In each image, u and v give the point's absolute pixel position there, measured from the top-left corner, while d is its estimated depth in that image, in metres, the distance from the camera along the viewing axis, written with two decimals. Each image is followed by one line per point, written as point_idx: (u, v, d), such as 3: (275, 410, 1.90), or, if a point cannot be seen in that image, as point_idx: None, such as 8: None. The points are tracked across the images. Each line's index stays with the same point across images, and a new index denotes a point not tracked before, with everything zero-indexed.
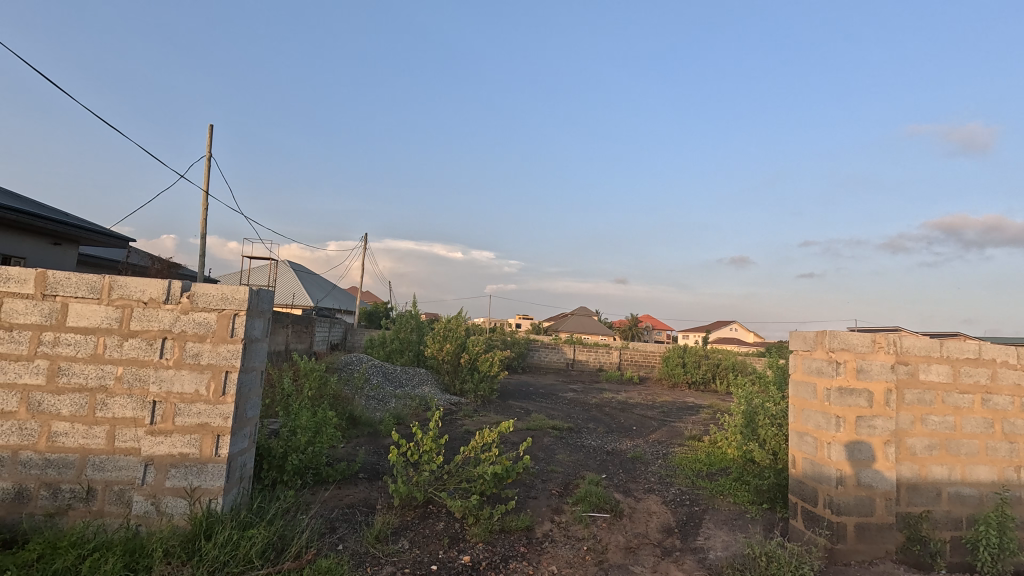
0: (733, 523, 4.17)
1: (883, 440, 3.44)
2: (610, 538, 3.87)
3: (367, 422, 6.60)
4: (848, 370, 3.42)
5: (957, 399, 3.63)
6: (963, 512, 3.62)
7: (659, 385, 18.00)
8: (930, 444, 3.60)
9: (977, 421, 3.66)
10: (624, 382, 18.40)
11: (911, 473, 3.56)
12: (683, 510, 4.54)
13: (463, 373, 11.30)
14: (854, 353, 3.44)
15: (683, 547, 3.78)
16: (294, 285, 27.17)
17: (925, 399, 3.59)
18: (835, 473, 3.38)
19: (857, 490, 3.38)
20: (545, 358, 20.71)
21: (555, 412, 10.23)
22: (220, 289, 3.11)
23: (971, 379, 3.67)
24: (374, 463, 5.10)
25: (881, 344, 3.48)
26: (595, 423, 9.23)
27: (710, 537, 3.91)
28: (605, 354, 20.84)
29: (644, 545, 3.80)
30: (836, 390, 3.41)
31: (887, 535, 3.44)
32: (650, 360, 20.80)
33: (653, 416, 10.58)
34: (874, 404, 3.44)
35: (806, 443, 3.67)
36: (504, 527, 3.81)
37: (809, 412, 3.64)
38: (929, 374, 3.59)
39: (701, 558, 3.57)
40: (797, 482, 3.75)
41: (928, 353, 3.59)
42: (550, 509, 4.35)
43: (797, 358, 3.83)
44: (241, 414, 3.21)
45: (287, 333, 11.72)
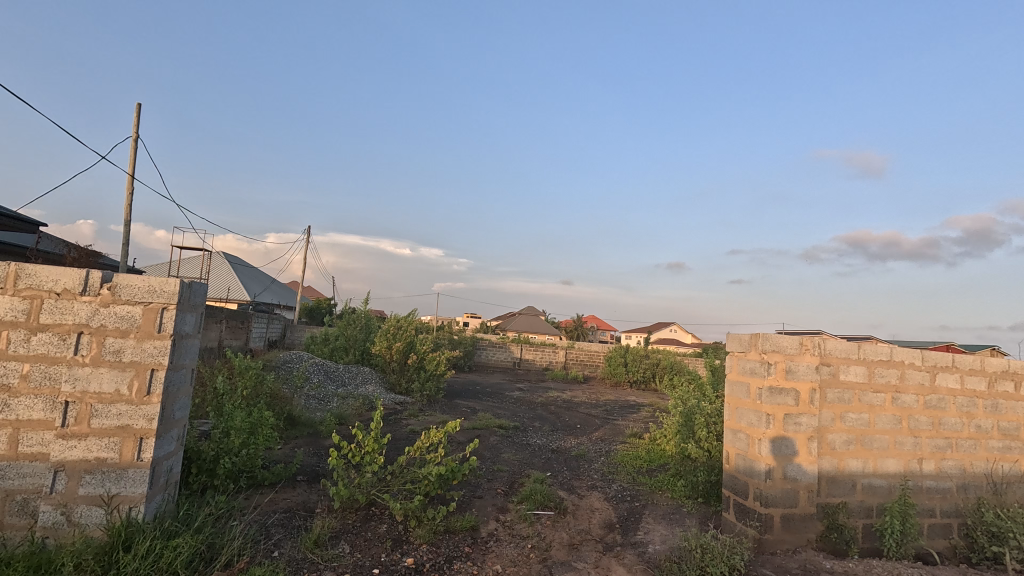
0: (670, 517, 4.33)
1: (807, 436, 3.68)
2: (554, 535, 3.92)
3: (307, 423, 6.36)
4: (778, 371, 3.65)
5: (871, 397, 3.95)
6: (874, 501, 3.92)
7: (603, 384, 18.52)
8: (848, 440, 3.88)
9: (887, 418, 4.00)
10: (569, 381, 18.79)
11: (830, 466, 3.83)
12: (624, 506, 4.68)
13: (410, 372, 11.11)
14: (783, 354, 3.67)
15: (624, 542, 3.88)
16: (229, 279, 25.73)
17: (844, 398, 3.88)
18: (764, 467, 3.59)
19: (782, 483, 3.60)
20: (493, 357, 20.74)
21: (501, 411, 10.30)
22: (146, 280, 2.88)
23: (883, 380, 4.00)
24: (313, 465, 4.92)
25: (808, 347, 3.72)
26: (541, 422, 9.36)
27: (649, 532, 4.03)
28: (551, 353, 21.14)
29: (587, 541, 3.89)
30: (767, 389, 3.63)
31: (809, 525, 3.68)
32: (594, 360, 21.38)
33: (596, 414, 10.86)
34: (800, 402, 3.67)
35: (738, 440, 3.88)
36: (449, 527, 3.78)
37: (742, 410, 3.85)
38: (848, 374, 3.88)
39: (641, 551, 3.69)
40: (730, 476, 3.96)
41: (847, 355, 3.88)
42: (495, 508, 4.35)
43: (733, 358, 4.03)
44: (168, 414, 3.00)
45: (220, 328, 11.06)
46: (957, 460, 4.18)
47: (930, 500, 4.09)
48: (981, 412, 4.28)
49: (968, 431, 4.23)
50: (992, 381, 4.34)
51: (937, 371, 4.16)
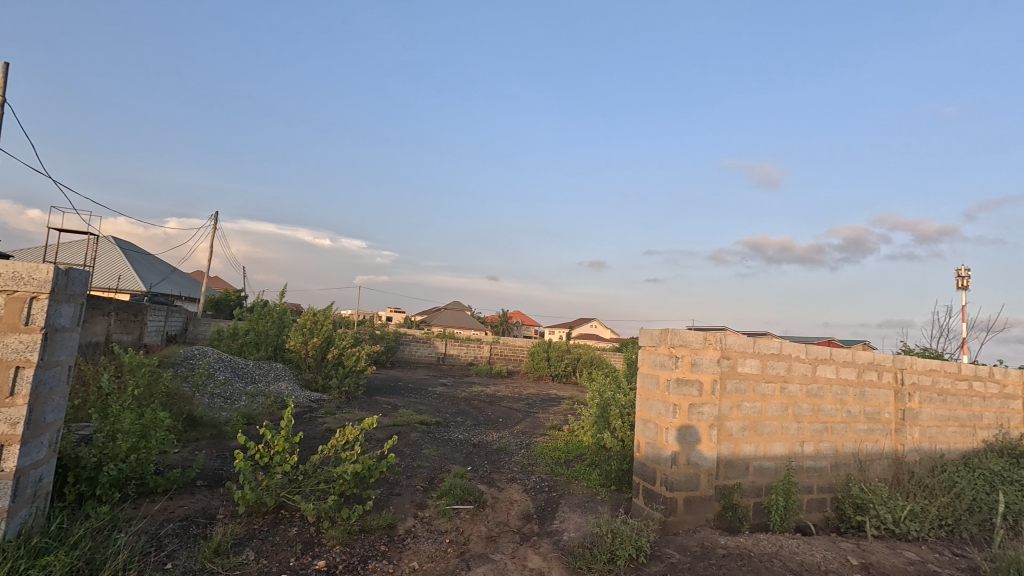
0: (584, 505, 4.51)
1: (708, 424, 3.98)
2: (472, 528, 3.94)
3: (210, 423, 5.90)
4: (684, 364, 3.91)
5: (763, 387, 4.34)
6: (763, 481, 4.32)
7: (526, 378, 18.86)
8: (743, 426, 4.25)
9: (776, 405, 4.42)
10: (493, 376, 18.94)
11: (728, 451, 4.17)
12: (542, 497, 4.81)
13: (327, 368, 10.66)
14: (689, 348, 3.94)
15: (541, 531, 3.99)
16: (120, 267, 23.21)
17: (741, 388, 4.24)
18: (670, 454, 3.84)
19: (686, 468, 3.87)
20: (416, 352, 20.41)
21: (424, 406, 10.17)
22: (10, 265, 2.53)
23: (774, 371, 4.41)
24: (216, 468, 4.57)
25: (711, 341, 4.02)
26: (463, 417, 9.36)
27: (565, 520, 4.17)
28: (476, 348, 21.17)
29: (504, 532, 3.95)
30: (674, 381, 3.87)
31: (708, 506, 3.98)
32: (518, 355, 21.70)
33: (518, 408, 11.04)
34: (703, 393, 3.96)
35: (648, 429, 4.11)
36: (364, 527, 3.68)
37: (652, 401, 4.09)
38: (744, 366, 4.24)
39: (556, 539, 3.80)
40: (640, 464, 4.19)
41: (744, 349, 4.24)
42: (413, 505, 4.30)
43: (645, 352, 4.26)
44: (37, 417, 2.65)
45: (108, 321, 9.96)
46: (831, 441, 4.71)
47: (809, 478, 4.58)
48: (852, 398, 4.85)
49: (841, 415, 4.78)
50: (861, 371, 4.92)
51: (817, 363, 4.66)
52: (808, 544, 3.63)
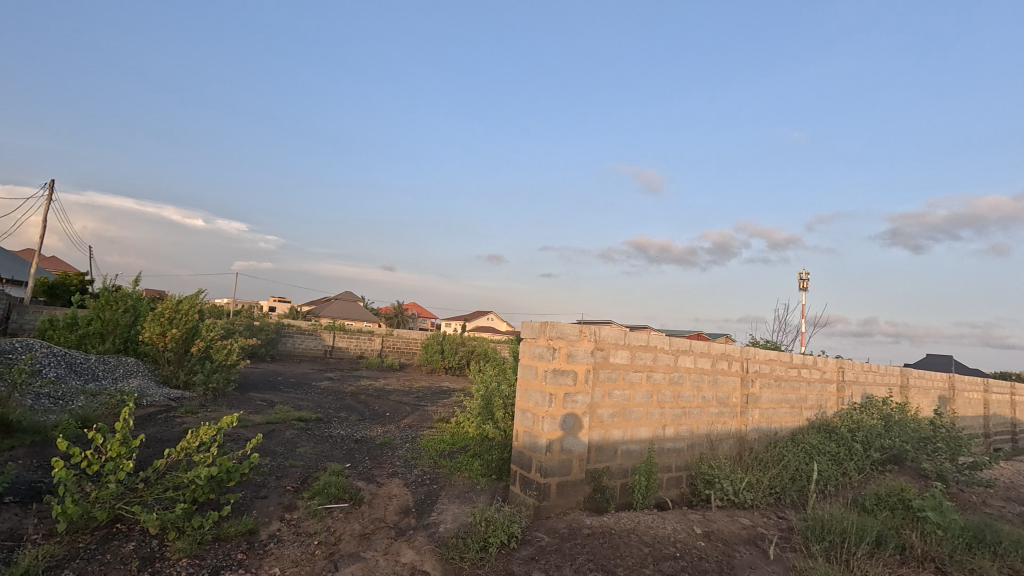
0: (464, 496, 4.55)
1: (581, 412, 4.20)
2: (345, 527, 3.79)
3: (29, 429, 5.00)
4: (561, 355, 4.08)
5: (631, 376, 4.69)
6: (629, 463, 4.67)
7: (419, 371, 18.58)
8: (613, 413, 4.55)
9: (643, 393, 4.79)
10: (384, 369, 18.39)
11: (598, 436, 4.44)
12: (422, 490, 4.76)
13: (191, 363, 9.58)
14: (566, 340, 4.12)
15: (417, 525, 3.94)
16: None
17: (612, 377, 4.53)
18: (545, 442, 3.99)
19: (559, 454, 4.05)
20: (300, 345, 19.14)
21: (304, 402, 9.56)
22: None
23: (641, 361, 4.78)
24: (32, 481, 3.89)
25: (586, 334, 4.25)
26: (347, 412, 8.97)
27: (442, 512, 4.17)
28: (367, 340, 20.39)
29: (379, 529, 3.85)
30: (551, 371, 4.02)
31: (579, 489, 4.21)
32: (411, 347, 21.30)
33: (408, 402, 10.83)
34: (577, 382, 4.17)
35: (526, 418, 4.24)
36: (219, 535, 3.36)
37: (530, 391, 4.21)
38: (616, 357, 4.54)
39: (432, 532, 3.78)
40: (518, 452, 4.31)
41: (616, 341, 4.53)
42: (280, 507, 4.01)
43: (525, 343, 4.37)
44: None
45: None
46: (688, 424, 5.22)
47: (669, 458, 5.03)
48: (706, 385, 5.42)
49: (697, 401, 5.31)
50: (714, 361, 5.51)
51: (679, 354, 5.13)
52: (662, 519, 4.00)
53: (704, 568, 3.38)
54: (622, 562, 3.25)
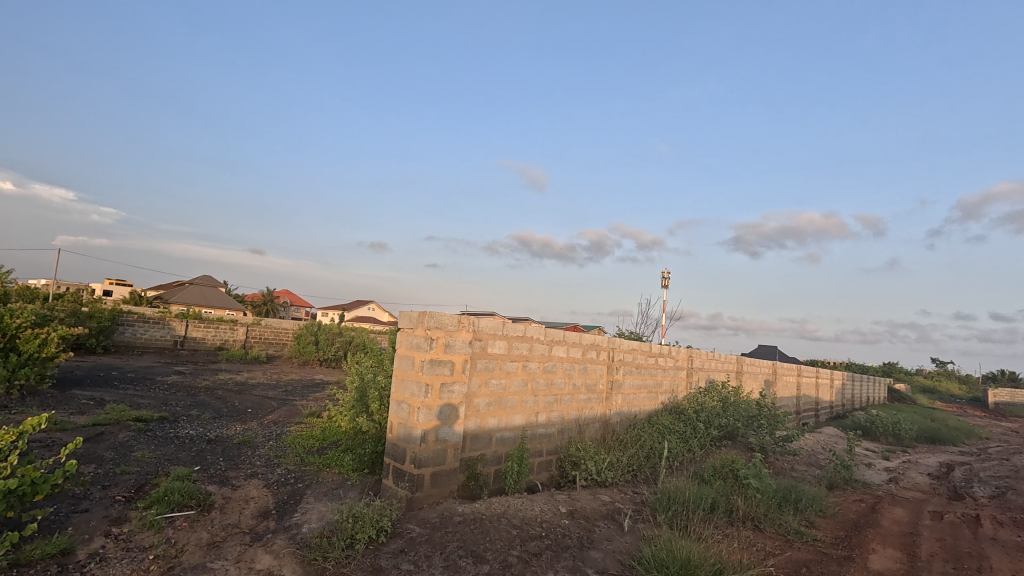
0: (332, 493, 4.33)
1: (457, 401, 4.21)
2: (189, 537, 3.38)
3: None
4: (438, 345, 4.05)
5: (508, 366, 4.81)
6: (503, 450, 4.80)
7: (289, 363, 17.27)
8: (489, 402, 4.63)
9: (518, 382, 4.95)
10: (248, 362, 16.78)
11: (474, 425, 4.49)
12: (285, 490, 4.43)
13: None
14: (444, 331, 4.10)
15: (277, 528, 3.66)
16: None
17: (489, 367, 4.61)
18: (419, 433, 3.94)
19: (434, 445, 4.03)
20: (142, 335, 16.68)
21: (145, 400, 8.36)
22: None
23: (518, 351, 4.93)
24: None
25: (465, 324, 4.27)
26: (200, 409, 8.02)
27: (307, 512, 3.92)
28: (228, 330, 18.42)
29: (232, 535, 3.50)
30: (428, 362, 3.97)
31: (453, 478, 4.23)
32: (281, 338, 19.71)
33: (274, 396, 10.00)
34: (455, 372, 4.17)
35: (401, 410, 4.15)
36: (18, 561, 2.80)
37: (406, 382, 4.12)
38: (493, 348, 4.63)
39: (293, 534, 3.54)
40: (391, 445, 4.21)
41: (494, 331, 4.62)
42: (105, 521, 3.46)
43: (402, 334, 4.25)
44: None
45: None
46: (559, 410, 5.51)
47: (541, 444, 5.27)
48: (576, 373, 5.76)
49: (568, 388, 5.63)
50: (585, 351, 5.88)
51: (553, 344, 5.38)
52: (531, 501, 4.18)
53: (567, 544, 3.60)
54: (491, 546, 3.34)
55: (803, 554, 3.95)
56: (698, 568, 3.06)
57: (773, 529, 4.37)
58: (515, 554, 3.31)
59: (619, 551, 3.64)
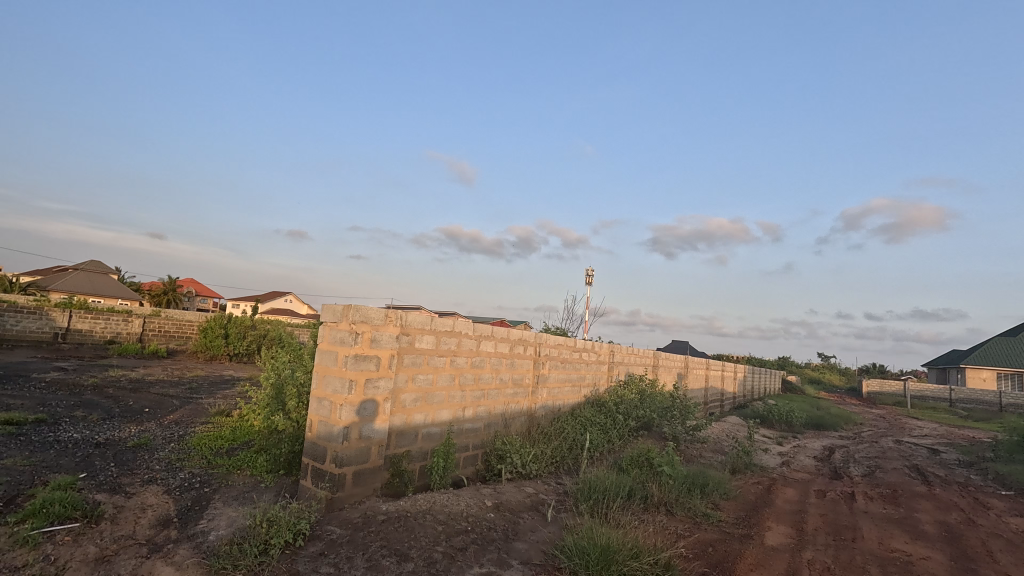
0: (243, 496, 4.06)
1: (382, 397, 4.10)
2: (73, 553, 3.02)
3: None
4: (364, 340, 3.91)
5: (436, 361, 4.76)
6: (429, 446, 4.74)
7: (193, 359, 15.92)
8: (415, 397, 4.55)
9: (445, 377, 4.90)
10: (144, 357, 15.26)
11: (400, 421, 4.40)
12: (189, 495, 4.09)
13: None
14: (370, 325, 3.97)
15: (179, 537, 3.37)
16: None
17: (416, 362, 4.53)
18: (342, 430, 3.79)
19: (357, 443, 3.90)
20: (13, 327, 14.64)
21: (16, 400, 7.34)
22: None
23: (446, 346, 4.88)
24: None
25: (392, 319, 4.16)
26: (86, 410, 7.18)
27: (214, 518, 3.64)
28: (121, 322, 16.64)
29: (126, 548, 3.18)
30: (352, 357, 3.83)
31: (377, 476, 4.12)
32: (185, 331, 18.12)
33: (175, 394, 9.17)
34: (381, 367, 4.06)
35: (322, 407, 3.97)
36: None
37: (329, 378, 3.95)
38: (421, 343, 4.55)
39: (199, 542, 3.27)
40: (311, 444, 4.02)
41: (422, 326, 4.54)
42: None
43: (325, 328, 4.06)
44: None
45: None
46: (486, 405, 5.53)
47: (467, 438, 5.27)
48: (504, 368, 5.81)
49: (496, 382, 5.67)
50: (512, 345, 5.95)
51: (481, 339, 5.39)
52: (457, 496, 4.17)
53: (492, 537, 3.64)
54: (415, 543, 3.29)
55: (710, 534, 4.27)
56: (617, 553, 3.21)
57: (683, 513, 4.69)
58: (440, 550, 3.29)
59: (543, 541, 3.74)
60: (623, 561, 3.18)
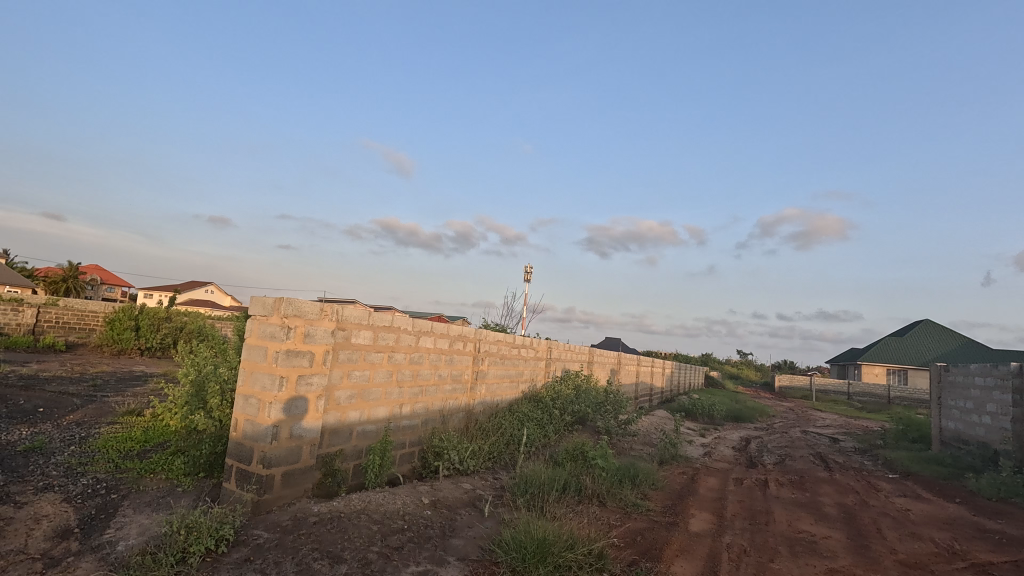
0: (157, 502, 3.76)
1: (316, 395, 3.94)
2: None
3: None
4: (297, 335, 3.74)
5: (373, 357, 4.64)
6: (364, 444, 4.61)
7: (97, 353, 14.50)
8: (351, 394, 4.41)
9: (383, 373, 4.79)
10: (38, 351, 13.72)
11: (334, 419, 4.24)
12: (93, 503, 3.73)
13: None
14: (304, 319, 3.80)
15: (82, 549, 3.07)
16: None
17: (352, 358, 4.39)
18: (270, 429, 3.61)
19: (288, 442, 3.73)
20: None
21: None
22: None
23: (383, 342, 4.77)
24: None
25: (327, 313, 4.01)
26: None
27: (123, 527, 3.35)
28: (9, 312, 14.83)
29: (15, 564, 2.85)
30: (284, 353, 3.65)
31: (308, 476, 3.96)
32: (87, 322, 16.45)
33: (76, 393, 8.31)
34: (314, 363, 3.90)
35: (249, 405, 3.75)
36: None
37: (257, 375, 3.74)
38: (358, 338, 4.42)
39: (105, 553, 3.00)
40: (236, 445, 3.79)
41: (359, 321, 4.41)
42: None
43: (254, 322, 3.84)
44: None
45: None
46: (424, 401, 5.46)
47: (404, 435, 5.17)
48: (443, 364, 5.76)
49: (434, 378, 5.60)
50: (452, 342, 5.90)
51: (420, 335, 5.31)
52: (393, 494, 4.09)
53: (428, 535, 3.60)
54: (349, 544, 3.20)
55: (639, 523, 4.47)
56: (553, 545, 3.28)
57: (615, 503, 4.88)
58: (376, 550, 3.22)
59: (480, 536, 3.75)
60: (558, 553, 3.26)
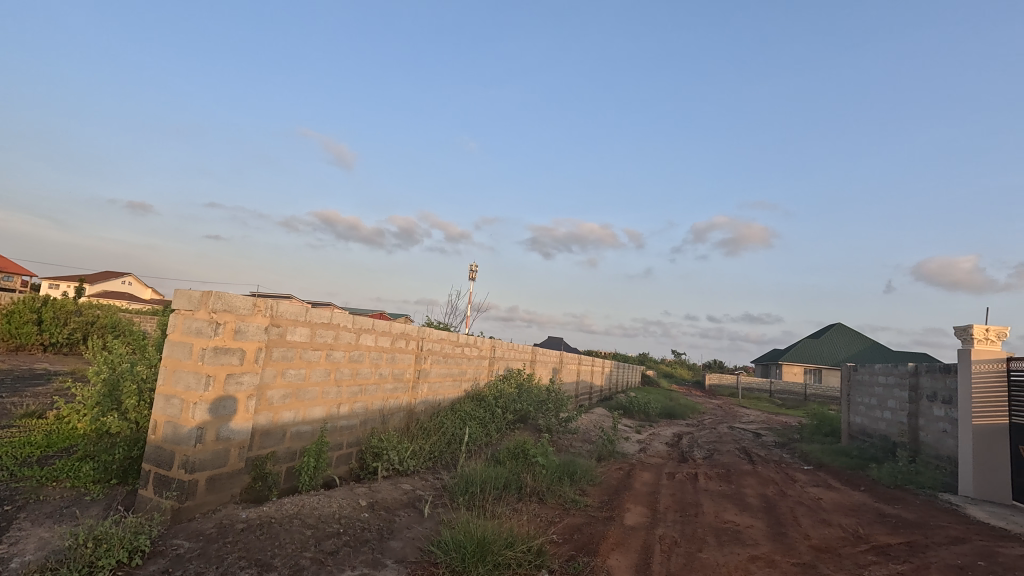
0: (60, 513, 3.42)
1: (246, 394, 3.73)
2: None
3: None
4: (226, 331, 3.53)
5: (309, 355, 4.45)
6: (297, 445, 4.42)
7: None
8: (285, 394, 4.21)
9: (319, 371, 4.61)
10: None
11: (265, 420, 4.04)
12: None
13: None
14: (234, 315, 3.59)
15: None
16: None
17: (287, 356, 4.20)
18: (194, 432, 3.37)
19: (213, 445, 3.51)
20: None
21: None
22: None
23: (321, 339, 4.59)
24: None
25: (261, 308, 3.81)
26: None
27: (18, 541, 3.02)
28: None
29: None
30: (211, 350, 3.42)
31: (235, 480, 3.74)
32: None
33: None
34: (245, 362, 3.70)
35: (170, 406, 3.49)
36: None
37: (180, 374, 3.48)
38: (293, 335, 4.23)
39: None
40: (154, 448, 3.52)
41: (295, 317, 4.22)
42: None
43: (178, 317, 3.57)
44: None
45: None
46: (363, 401, 5.31)
47: (341, 436, 5.01)
48: (384, 362, 5.62)
49: (374, 377, 5.46)
50: (393, 340, 5.78)
51: (361, 332, 5.16)
52: (328, 497, 3.95)
53: (365, 538, 3.51)
54: (280, 551, 3.05)
55: (577, 518, 4.57)
56: (493, 544, 3.29)
57: (554, 500, 4.96)
58: (309, 556, 3.10)
59: (418, 537, 3.69)
60: (498, 552, 3.27)
